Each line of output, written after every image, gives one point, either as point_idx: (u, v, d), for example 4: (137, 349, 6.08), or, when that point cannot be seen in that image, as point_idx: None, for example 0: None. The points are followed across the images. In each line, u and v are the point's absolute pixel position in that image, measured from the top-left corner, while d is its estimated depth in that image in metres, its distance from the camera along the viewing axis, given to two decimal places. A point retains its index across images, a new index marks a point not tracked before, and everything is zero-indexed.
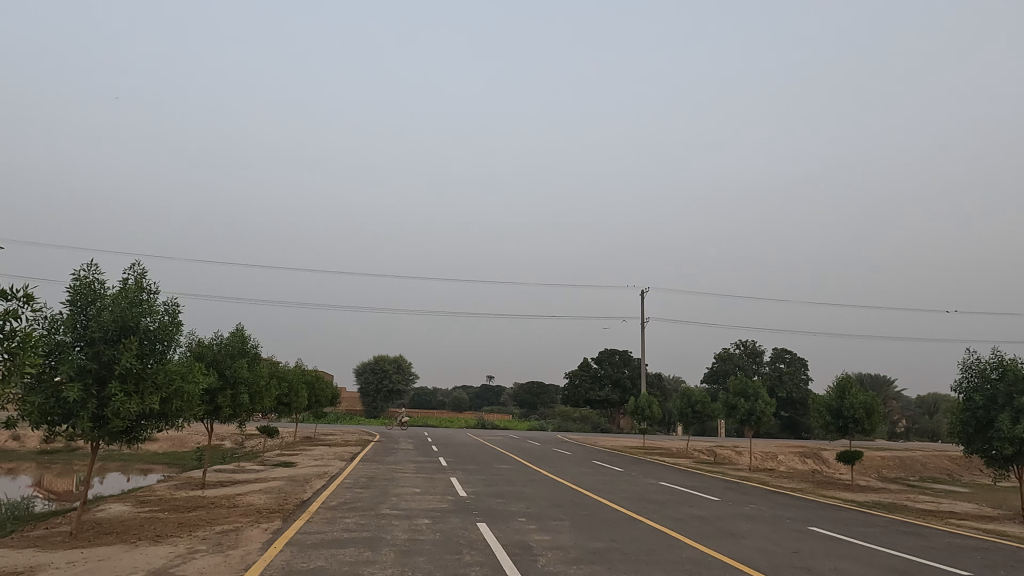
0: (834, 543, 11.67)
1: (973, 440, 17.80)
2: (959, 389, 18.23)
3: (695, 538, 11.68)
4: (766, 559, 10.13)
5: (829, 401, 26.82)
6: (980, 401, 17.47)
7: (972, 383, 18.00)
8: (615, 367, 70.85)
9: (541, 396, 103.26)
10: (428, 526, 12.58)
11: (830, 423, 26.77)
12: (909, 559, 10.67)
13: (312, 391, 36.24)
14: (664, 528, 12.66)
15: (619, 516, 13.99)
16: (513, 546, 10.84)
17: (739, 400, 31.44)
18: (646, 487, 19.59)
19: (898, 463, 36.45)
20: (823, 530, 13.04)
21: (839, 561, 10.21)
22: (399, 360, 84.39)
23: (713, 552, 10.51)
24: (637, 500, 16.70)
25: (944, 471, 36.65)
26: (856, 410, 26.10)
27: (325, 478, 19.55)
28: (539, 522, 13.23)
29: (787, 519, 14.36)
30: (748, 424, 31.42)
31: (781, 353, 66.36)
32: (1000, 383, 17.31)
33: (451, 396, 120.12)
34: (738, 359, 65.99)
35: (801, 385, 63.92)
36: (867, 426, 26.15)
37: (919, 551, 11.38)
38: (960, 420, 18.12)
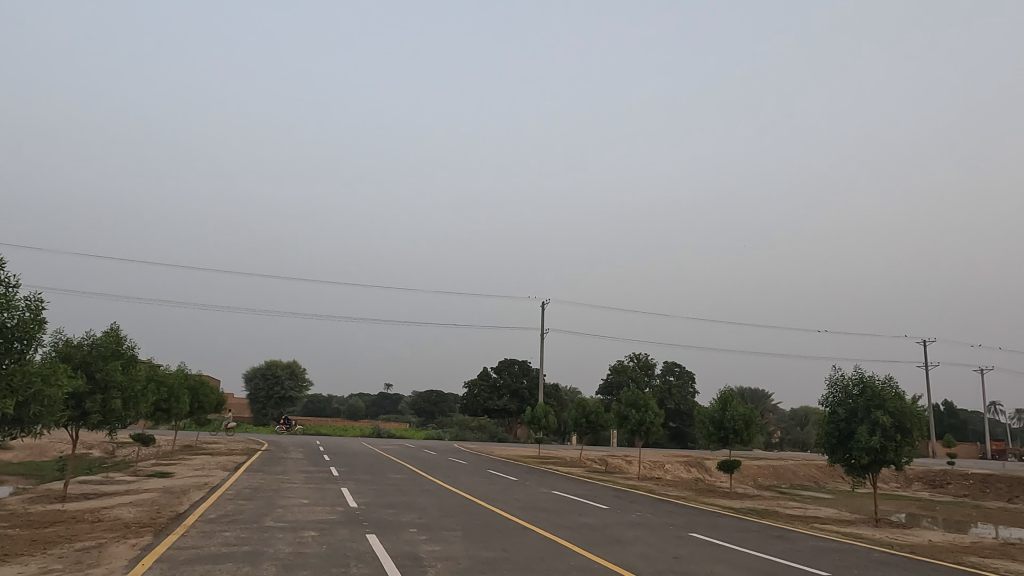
0: (711, 548, 12.30)
1: (836, 450, 19.27)
2: (825, 403, 19.75)
3: (581, 546, 11.94)
4: (648, 565, 10.51)
5: (712, 413, 28.28)
6: (843, 415, 19.02)
7: (836, 398, 19.54)
8: (514, 377, 71.48)
9: (439, 404, 102.69)
10: (314, 539, 12.13)
11: (712, 434, 28.22)
12: (776, 562, 11.39)
13: (194, 396, 34.09)
14: (552, 536, 12.87)
15: (510, 525, 14.08)
16: (402, 558, 10.66)
17: (630, 410, 32.48)
18: (539, 496, 19.84)
19: (772, 471, 39.06)
20: (701, 536, 13.71)
21: (714, 565, 10.73)
22: (293, 365, 81.36)
23: (599, 559, 10.80)
24: (528, 509, 16.89)
25: (811, 479, 39.66)
26: (736, 421, 27.72)
27: (205, 490, 18.38)
28: (430, 533, 13.10)
29: (670, 525, 14.98)
30: (638, 434, 32.61)
31: (671, 366, 69.33)
32: (860, 398, 18.93)
33: (348, 404, 116.92)
34: (632, 372, 68.27)
35: (688, 397, 67.14)
36: (745, 437, 27.79)
37: (785, 553, 12.20)
38: (825, 431, 19.58)
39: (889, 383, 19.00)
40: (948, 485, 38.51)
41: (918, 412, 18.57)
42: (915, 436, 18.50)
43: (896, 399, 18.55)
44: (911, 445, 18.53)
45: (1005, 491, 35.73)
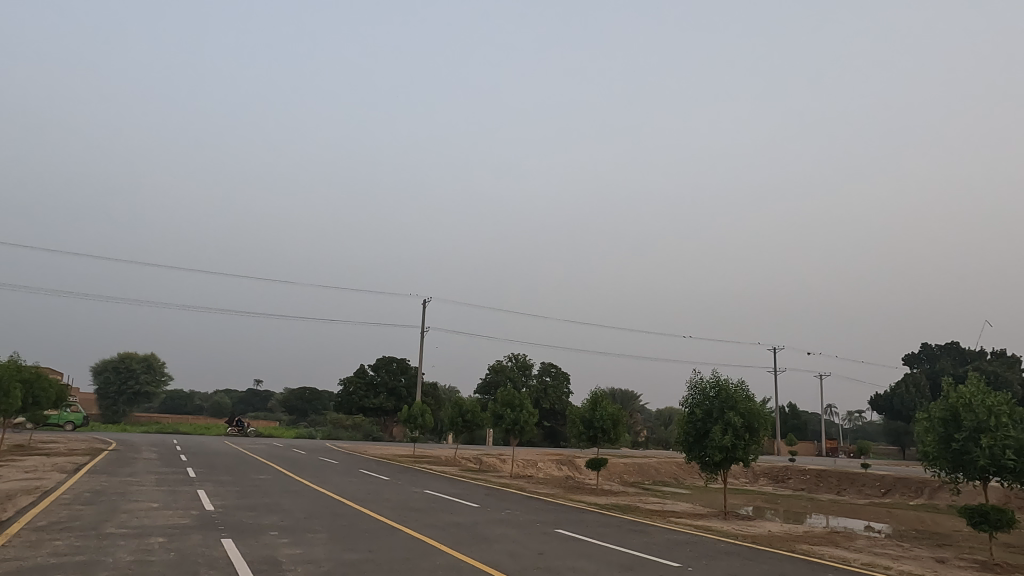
0: (574, 544, 12.66)
1: (692, 448, 20.58)
2: (685, 404, 21.03)
3: (450, 544, 11.92)
4: (514, 562, 10.65)
5: (583, 412, 29.26)
6: (700, 415, 20.33)
7: (695, 400, 20.86)
8: (391, 375, 70.28)
9: (312, 402, 98.97)
10: (161, 546, 11.23)
11: (583, 433, 29.19)
12: (634, 555, 11.92)
13: (28, 390, 30.58)
14: (421, 535, 12.76)
15: (378, 526, 13.78)
16: (259, 562, 10.11)
17: (505, 410, 32.89)
18: (411, 496, 19.58)
19: (637, 469, 41.05)
20: (566, 533, 14.11)
21: (576, 560, 11.06)
22: (150, 359, 75.31)
23: (466, 557, 10.84)
24: (398, 509, 16.59)
25: (671, 475, 42.17)
26: (605, 421, 28.85)
27: (35, 494, 16.50)
28: (292, 536, 12.53)
29: (537, 522, 15.27)
30: (512, 433, 33.08)
31: (548, 367, 70.98)
32: (716, 399, 20.30)
33: (212, 401, 109.89)
34: (509, 371, 69.18)
35: (563, 397, 69.08)
36: (613, 435, 28.99)
37: (641, 547, 12.82)
38: (683, 430, 20.84)
39: (741, 387, 20.48)
40: (789, 480, 42.40)
41: (764, 414, 20.21)
42: (762, 436, 20.10)
43: (747, 401, 20.08)
44: (758, 443, 20.12)
45: (835, 484, 39.82)
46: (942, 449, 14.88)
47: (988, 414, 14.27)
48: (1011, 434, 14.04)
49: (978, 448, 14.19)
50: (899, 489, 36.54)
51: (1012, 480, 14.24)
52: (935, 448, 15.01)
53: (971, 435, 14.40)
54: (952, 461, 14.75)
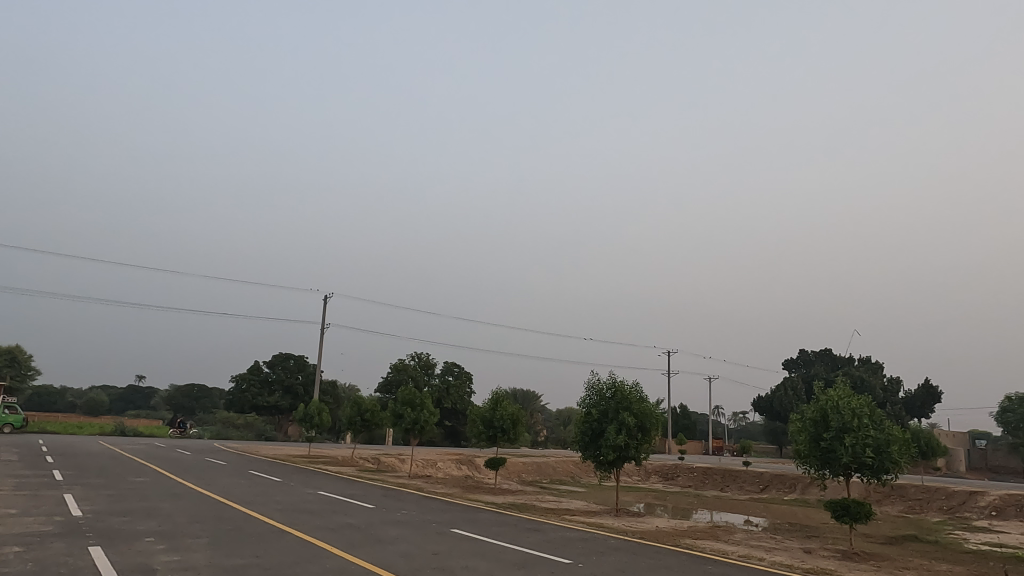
0: (469, 543, 12.67)
1: (588, 447, 21.15)
2: (583, 405, 21.58)
3: (342, 547, 11.62)
4: (408, 563, 10.52)
5: (484, 412, 29.36)
6: (596, 416, 20.91)
7: (592, 401, 21.45)
8: (288, 373, 67.70)
9: (201, 400, 93.73)
10: (16, 556, 10.23)
11: (482, 432, 29.30)
12: (526, 553, 12.07)
13: None
14: (311, 538, 12.35)
15: (265, 529, 13.21)
16: (129, 572, 9.41)
17: (405, 409, 32.46)
18: (303, 497, 18.92)
19: (535, 468, 41.67)
20: (462, 532, 14.10)
21: (470, 559, 11.09)
22: (14, 351, 68.61)
23: (357, 559, 10.60)
24: (288, 511, 16.00)
25: (568, 474, 43.17)
26: (505, 420, 29.09)
27: None
28: (170, 542, 11.78)
29: (433, 522, 15.17)
30: (412, 433, 32.71)
31: (451, 367, 70.67)
32: (612, 400, 20.95)
33: (87, 398, 101.72)
34: (412, 370, 68.32)
35: (465, 397, 69.08)
36: (512, 435, 29.29)
37: (535, 545, 13.01)
38: (580, 430, 21.38)
39: (635, 388, 21.25)
40: (677, 477, 44.48)
41: (656, 414, 21.05)
42: (653, 436, 20.94)
43: (640, 402, 20.86)
44: (649, 442, 20.94)
45: (719, 481, 42.12)
46: (811, 447, 16.07)
47: (852, 415, 15.55)
48: (870, 433, 15.37)
49: (842, 446, 15.43)
50: (774, 485, 39.17)
51: (869, 476, 15.58)
52: (806, 447, 16.19)
53: (837, 434, 15.63)
54: (819, 458, 15.95)
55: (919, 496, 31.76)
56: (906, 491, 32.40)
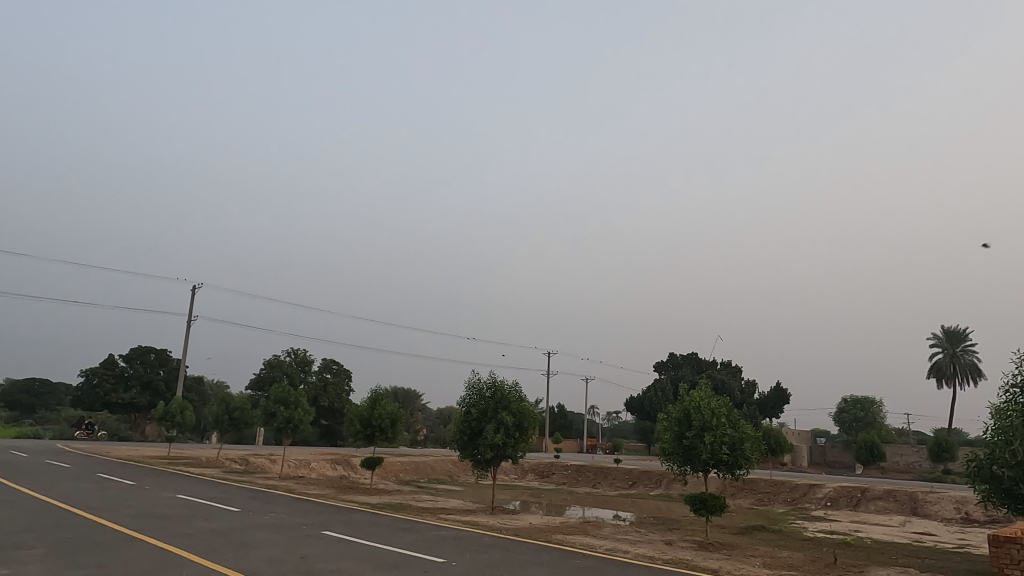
0: (340, 545, 12.36)
1: (466, 446, 21.28)
2: (463, 404, 21.67)
3: (201, 553, 10.95)
4: (273, 568, 10.07)
5: (361, 411, 28.70)
6: (475, 415, 21.07)
7: (472, 400, 21.59)
8: (148, 368, 62.73)
9: (42, 397, 84.67)
10: None
11: (359, 432, 28.62)
12: (399, 554, 11.94)
13: None
14: (166, 545, 11.54)
15: (113, 537, 12.15)
16: None
17: (278, 407, 31.05)
18: (159, 501, 17.58)
19: (413, 467, 41.27)
20: (333, 534, 13.71)
21: (340, 562, 10.82)
22: None
23: (216, 566, 10.01)
24: (141, 517, 14.83)
25: (446, 473, 43.16)
26: (383, 419, 28.58)
27: None
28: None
29: (303, 525, 14.63)
30: (284, 432, 31.34)
31: (329, 364, 68.47)
32: (491, 399, 21.17)
33: None
34: (287, 368, 65.50)
35: (343, 395, 67.19)
36: (390, 434, 28.82)
37: (408, 545, 12.89)
38: (458, 429, 21.45)
39: (514, 388, 21.62)
40: (553, 475, 45.71)
41: (534, 413, 21.53)
42: (530, 435, 21.41)
43: (518, 402, 21.24)
44: (526, 441, 21.39)
45: (591, 478, 43.74)
46: (675, 445, 17.11)
47: (712, 415, 16.72)
48: (727, 432, 16.58)
49: (701, 444, 16.52)
50: (642, 481, 41.24)
51: (725, 471, 16.78)
52: (671, 445, 17.21)
53: (698, 433, 16.71)
54: (681, 455, 17.01)
55: (767, 489, 34.61)
56: (756, 485, 35.21)
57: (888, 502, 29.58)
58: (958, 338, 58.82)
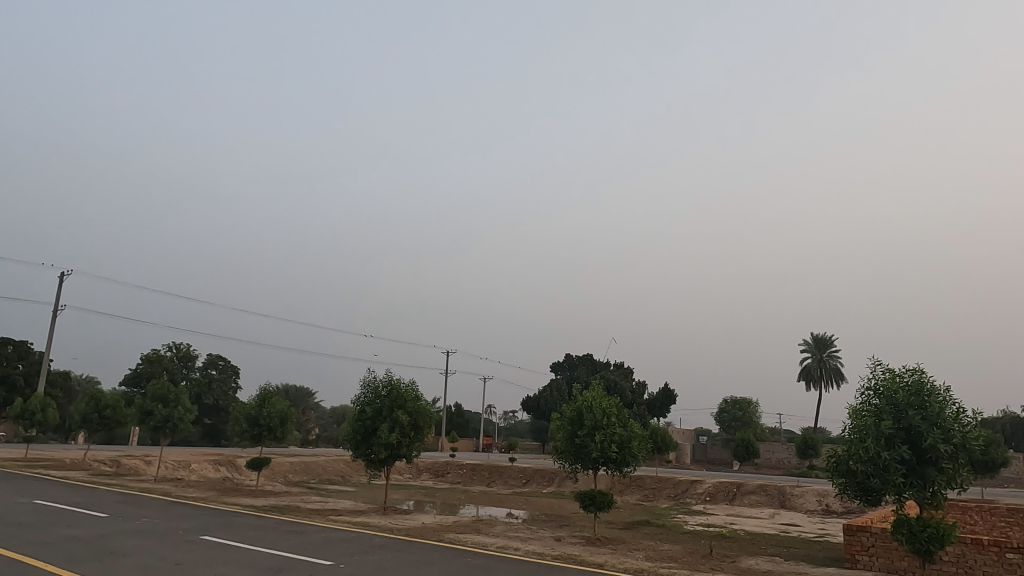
0: (219, 550, 11.75)
1: (359, 445, 20.84)
2: (357, 402, 21.21)
3: (61, 563, 10.07)
4: None
5: (249, 410, 27.41)
6: (370, 414, 20.67)
7: (366, 398, 21.17)
8: (4, 362, 56.85)
9: None
10: None
11: (245, 431, 27.32)
12: (284, 557, 11.52)
13: None
14: (19, 555, 10.52)
15: None
16: None
17: (156, 405, 29.04)
18: (12, 508, 15.97)
19: (302, 468, 39.89)
20: (213, 538, 13.01)
21: (219, 568, 10.28)
22: None
23: None
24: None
25: (338, 473, 42.05)
26: (272, 418, 27.42)
27: None
28: None
29: (179, 530, 13.77)
30: (162, 432, 29.37)
31: (215, 360, 64.87)
32: (387, 398, 20.85)
33: None
34: (168, 363, 61.47)
35: (229, 392, 63.94)
36: (279, 434, 27.70)
37: (294, 548, 12.45)
38: (352, 428, 20.98)
39: (410, 387, 21.38)
40: (447, 474, 45.63)
41: (430, 413, 21.40)
42: (425, 434, 21.26)
43: (415, 401, 21.04)
44: (421, 440, 21.23)
45: (486, 477, 44.02)
46: (568, 444, 17.56)
47: (603, 415, 17.32)
48: (617, 430, 17.22)
49: (592, 443, 17.06)
50: (535, 479, 41.99)
51: (614, 469, 17.39)
52: (563, 443, 17.65)
53: (589, 432, 17.24)
54: (573, 454, 17.47)
55: (652, 485, 36.22)
56: (643, 481, 36.76)
57: (759, 496, 31.79)
58: (824, 344, 64.13)
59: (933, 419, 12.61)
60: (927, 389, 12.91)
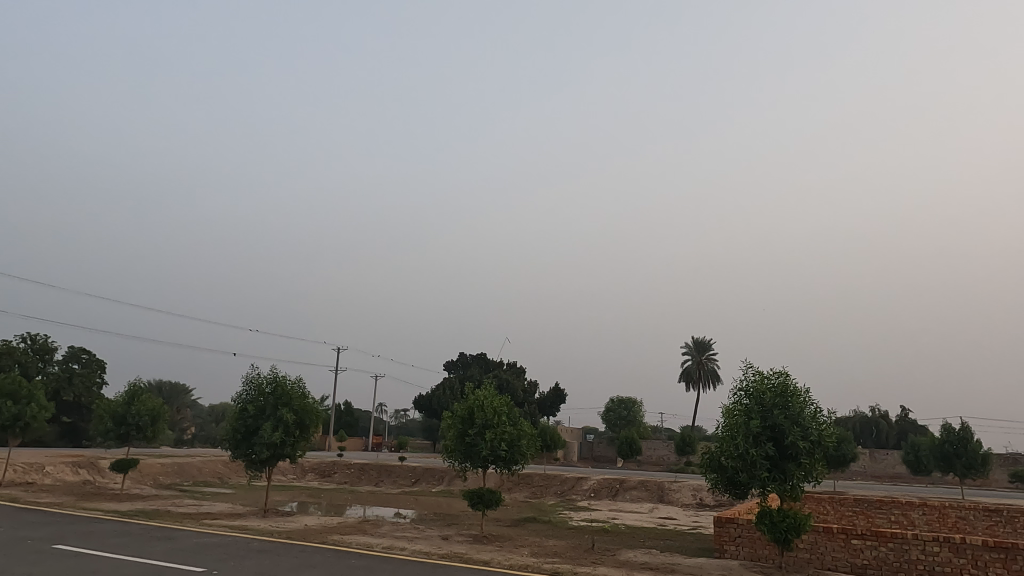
0: (75, 560, 10.83)
1: (239, 446, 19.87)
2: (238, 400, 20.18)
3: None
4: None
5: (115, 407, 25.35)
6: (252, 412, 19.74)
7: (248, 396, 20.19)
8: None
9: None
10: None
11: (110, 430, 25.25)
12: (150, 566, 10.78)
13: None
14: None
15: None
16: None
17: (4, 402, 26.22)
18: None
19: (175, 470, 37.41)
20: (68, 547, 11.97)
21: None
22: None
23: None
24: None
25: (214, 474, 39.77)
26: (142, 417, 25.49)
27: None
28: None
29: (28, 540, 12.54)
30: (11, 432, 26.55)
31: (77, 352, 59.49)
32: (271, 396, 19.98)
33: None
34: (21, 356, 55.71)
35: (93, 388, 58.89)
36: (149, 433, 25.82)
37: (162, 555, 11.70)
38: (232, 427, 19.96)
39: (297, 384, 20.61)
40: (334, 474, 44.36)
41: (317, 411, 20.71)
42: (311, 433, 20.56)
43: (301, 398, 20.30)
44: (307, 440, 20.52)
45: (374, 477, 43.21)
46: (458, 442, 17.59)
47: (494, 414, 17.48)
48: (507, 429, 17.44)
49: (482, 441, 17.18)
50: (424, 478, 41.69)
51: (503, 466, 17.58)
52: (453, 442, 17.66)
53: (480, 430, 17.35)
54: (463, 452, 17.51)
55: (540, 483, 36.95)
56: (531, 479, 37.43)
57: (640, 492, 33.27)
58: (703, 347, 68.02)
59: (794, 418, 13.71)
60: (790, 390, 14.02)
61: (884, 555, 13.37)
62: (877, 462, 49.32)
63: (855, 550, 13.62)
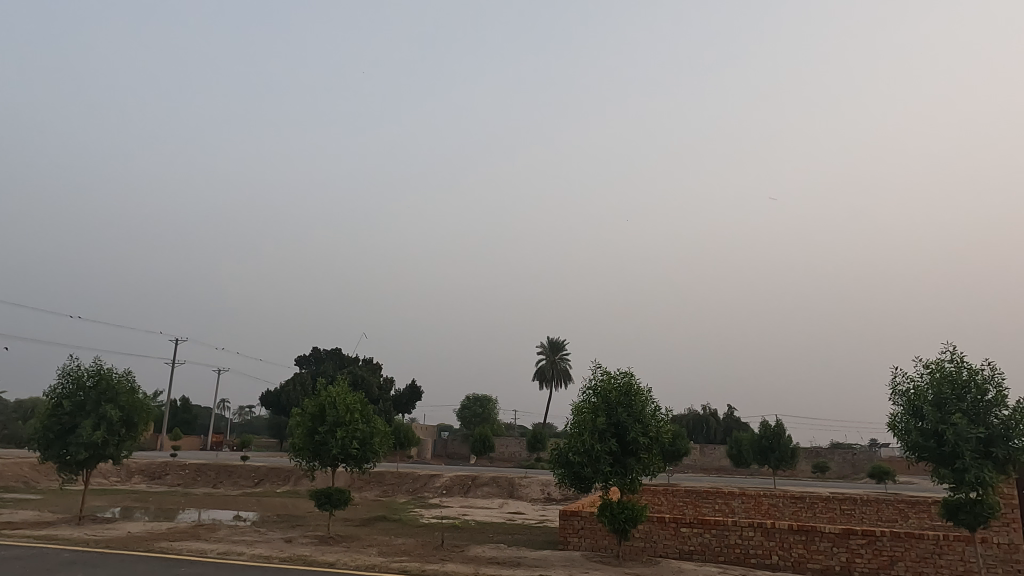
0: None
1: (51, 446, 17.72)
2: (51, 395, 17.99)
3: None
4: None
5: None
6: (68, 408, 17.68)
7: (64, 390, 18.05)
8: None
9: None
10: None
11: None
12: None
13: None
14: None
15: None
16: None
17: None
18: None
19: None
20: None
21: None
22: None
23: None
24: None
25: (18, 478, 35.11)
26: None
27: None
28: None
29: None
30: None
31: None
32: (92, 390, 18.02)
33: None
34: None
35: None
36: None
37: None
38: (42, 425, 17.76)
39: (125, 378, 18.76)
40: (164, 476, 40.86)
41: (148, 408, 18.96)
42: (140, 431, 18.80)
43: (130, 393, 18.49)
44: (134, 439, 18.73)
45: (212, 478, 40.38)
46: (306, 440, 16.88)
47: (346, 410, 16.97)
48: (359, 426, 17.00)
49: (332, 439, 16.62)
50: (268, 478, 39.60)
51: (353, 466, 17.12)
52: (301, 440, 16.93)
53: (330, 428, 16.78)
54: (311, 451, 16.84)
55: (392, 481, 36.45)
56: (383, 477, 36.82)
57: (491, 488, 33.87)
58: (557, 347, 70.65)
59: (637, 416, 14.61)
60: (634, 390, 14.92)
61: (707, 540, 14.64)
62: (706, 456, 53.88)
63: (683, 537, 14.81)
